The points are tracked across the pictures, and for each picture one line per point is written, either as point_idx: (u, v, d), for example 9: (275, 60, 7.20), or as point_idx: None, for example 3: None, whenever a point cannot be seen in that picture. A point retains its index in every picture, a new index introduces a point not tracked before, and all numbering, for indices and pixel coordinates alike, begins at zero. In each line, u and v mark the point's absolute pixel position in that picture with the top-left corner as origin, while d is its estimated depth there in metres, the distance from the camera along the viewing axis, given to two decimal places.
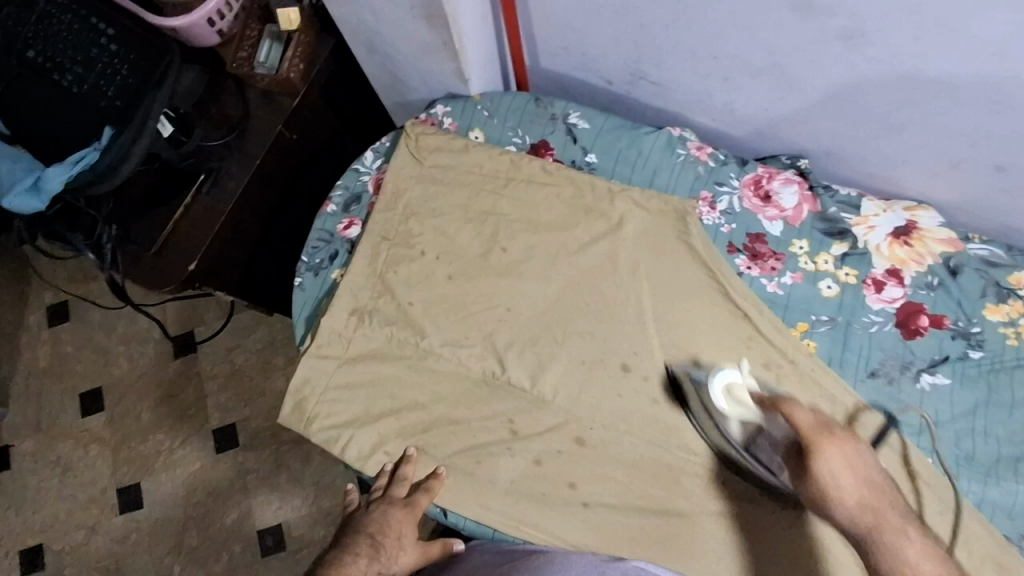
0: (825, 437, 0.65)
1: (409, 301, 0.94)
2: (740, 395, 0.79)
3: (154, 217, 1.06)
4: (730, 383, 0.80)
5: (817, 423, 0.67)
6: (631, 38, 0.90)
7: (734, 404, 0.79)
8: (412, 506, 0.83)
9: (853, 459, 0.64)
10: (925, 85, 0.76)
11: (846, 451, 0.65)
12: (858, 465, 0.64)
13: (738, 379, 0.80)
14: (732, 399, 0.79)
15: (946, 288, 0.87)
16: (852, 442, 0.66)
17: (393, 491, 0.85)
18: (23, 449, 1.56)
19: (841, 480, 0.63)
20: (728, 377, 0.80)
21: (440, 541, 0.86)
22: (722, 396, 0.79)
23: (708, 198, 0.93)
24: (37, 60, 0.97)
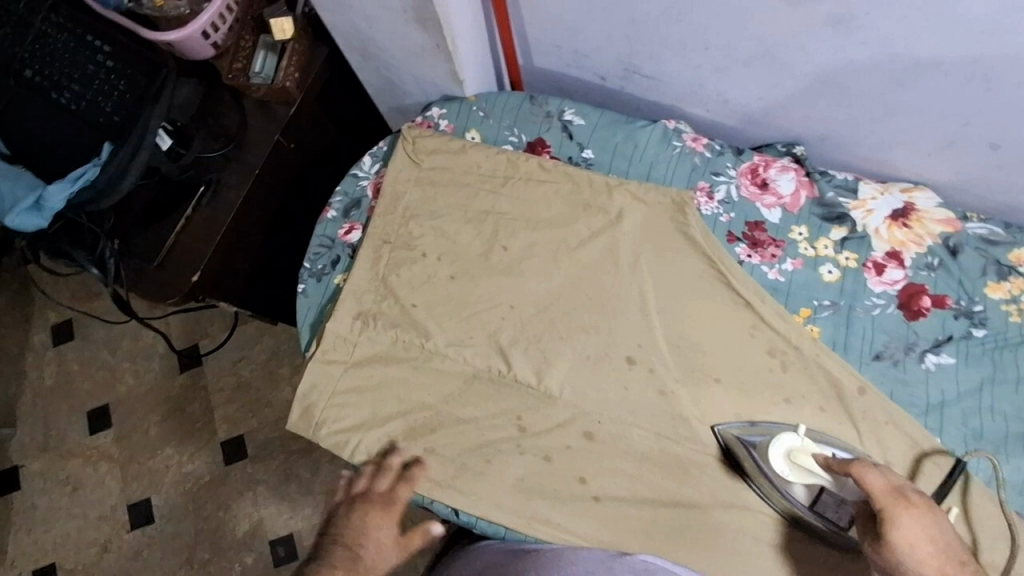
0: (900, 505, 0.69)
1: (413, 303, 0.94)
2: (801, 458, 0.81)
3: (158, 231, 1.06)
4: (790, 447, 0.82)
5: (890, 489, 0.70)
6: (622, 32, 0.90)
7: (798, 469, 0.81)
8: (392, 502, 0.83)
9: (927, 525, 0.68)
10: (917, 66, 0.76)
11: (919, 516, 0.68)
12: (931, 528, 0.68)
13: (797, 443, 0.82)
14: (795, 464, 0.81)
15: (947, 269, 0.87)
16: (926, 506, 0.69)
17: (374, 486, 0.84)
18: (32, 470, 1.56)
19: (919, 550, 0.67)
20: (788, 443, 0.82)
21: (420, 528, 0.80)
22: (783, 460, 0.82)
23: (706, 188, 0.94)
24: (34, 79, 0.96)
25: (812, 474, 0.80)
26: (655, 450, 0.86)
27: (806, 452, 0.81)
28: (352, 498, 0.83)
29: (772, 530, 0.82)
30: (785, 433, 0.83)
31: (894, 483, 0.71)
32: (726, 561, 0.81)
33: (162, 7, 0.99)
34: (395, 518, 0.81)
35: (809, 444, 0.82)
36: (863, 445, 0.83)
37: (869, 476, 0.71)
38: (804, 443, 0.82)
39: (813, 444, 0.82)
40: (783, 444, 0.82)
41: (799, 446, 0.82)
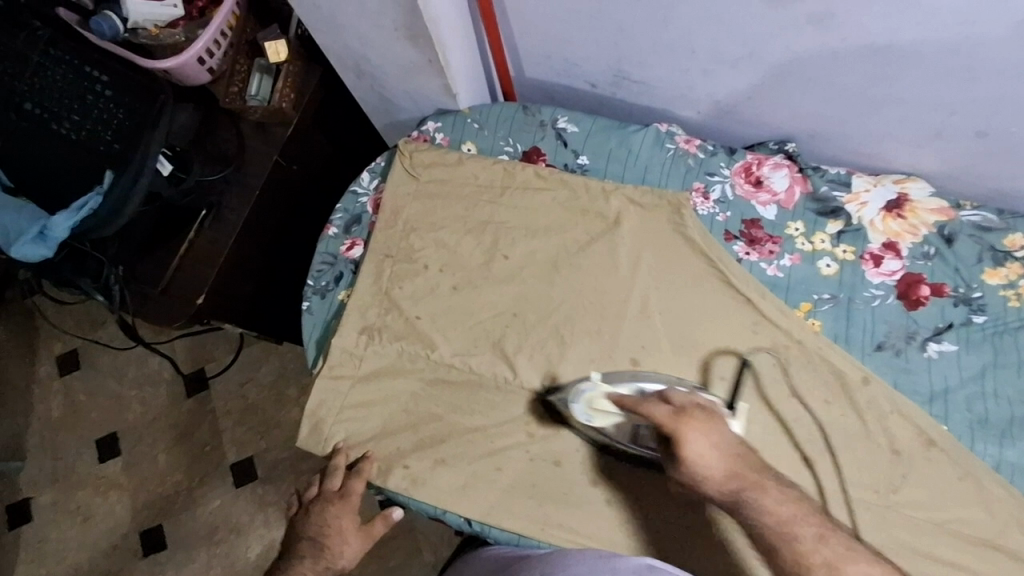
0: (686, 423, 0.71)
1: (417, 315, 0.95)
2: (600, 403, 0.83)
3: (159, 257, 1.08)
4: (590, 398, 0.84)
5: (673, 411, 0.73)
6: (610, 40, 0.92)
7: (599, 415, 0.83)
8: (347, 498, 0.89)
9: (709, 433, 0.71)
10: (900, 60, 0.78)
11: (700, 425, 0.71)
12: (716, 438, 0.71)
13: (594, 390, 0.84)
14: (596, 411, 0.83)
15: (943, 257, 0.88)
16: (705, 417, 0.72)
17: (327, 485, 0.90)
18: (43, 501, 1.56)
19: (708, 459, 0.69)
20: (588, 395, 0.84)
21: (379, 516, 0.91)
22: (588, 412, 0.84)
23: (701, 188, 0.95)
24: (35, 111, 0.97)
25: (613, 416, 0.83)
26: None
27: (603, 396, 0.84)
28: (309, 502, 0.92)
29: None
30: (580, 386, 0.85)
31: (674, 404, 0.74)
32: (740, 553, 0.82)
33: (157, 36, 1.02)
34: (352, 512, 0.89)
35: (604, 388, 0.84)
36: (869, 435, 0.84)
37: (654, 409, 0.73)
38: (597, 389, 0.84)
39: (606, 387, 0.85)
40: (580, 397, 0.84)
41: (596, 393, 0.84)
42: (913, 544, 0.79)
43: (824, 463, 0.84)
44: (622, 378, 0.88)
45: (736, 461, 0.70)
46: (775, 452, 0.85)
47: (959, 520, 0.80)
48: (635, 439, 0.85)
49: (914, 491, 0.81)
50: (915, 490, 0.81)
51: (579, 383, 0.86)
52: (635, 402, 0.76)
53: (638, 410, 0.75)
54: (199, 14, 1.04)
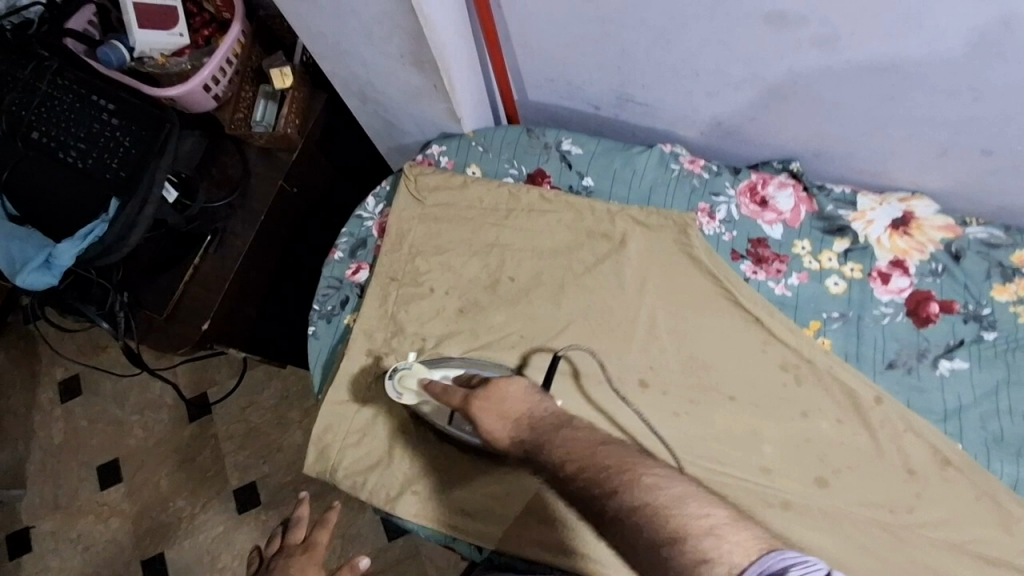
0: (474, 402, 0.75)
1: (423, 339, 0.95)
2: (409, 382, 0.88)
3: (163, 283, 1.07)
4: (403, 375, 0.89)
5: (467, 395, 0.77)
6: (614, 63, 0.93)
7: (407, 392, 0.88)
8: (309, 549, 0.88)
9: (497, 407, 0.74)
10: (902, 78, 0.78)
11: (489, 403, 0.74)
12: (501, 410, 0.73)
13: (408, 370, 0.89)
14: (406, 388, 0.88)
15: (952, 274, 0.88)
16: (497, 391, 0.75)
17: (291, 538, 0.91)
18: (43, 530, 1.54)
19: (493, 430, 0.73)
20: (401, 374, 0.89)
21: (345, 566, 0.86)
22: (402, 390, 0.89)
23: (707, 208, 0.95)
24: (42, 140, 0.99)
25: (420, 395, 0.88)
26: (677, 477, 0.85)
27: (414, 375, 0.89)
28: (272, 559, 0.90)
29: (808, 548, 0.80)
30: (398, 364, 0.90)
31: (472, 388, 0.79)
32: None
33: (164, 65, 1.04)
34: (315, 564, 0.86)
35: (419, 369, 0.89)
36: (883, 455, 0.83)
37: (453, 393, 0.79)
38: (412, 368, 0.89)
39: (421, 367, 0.89)
40: (394, 375, 0.89)
41: (410, 371, 0.89)
42: (934, 567, 0.78)
43: (839, 484, 0.82)
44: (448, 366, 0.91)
45: (520, 426, 0.71)
46: (786, 472, 0.84)
47: (979, 542, 0.78)
48: (452, 421, 0.88)
49: (932, 512, 0.80)
50: (932, 511, 0.80)
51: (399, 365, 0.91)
52: (436, 390, 0.81)
53: (441, 396, 0.81)
54: (204, 42, 1.07)
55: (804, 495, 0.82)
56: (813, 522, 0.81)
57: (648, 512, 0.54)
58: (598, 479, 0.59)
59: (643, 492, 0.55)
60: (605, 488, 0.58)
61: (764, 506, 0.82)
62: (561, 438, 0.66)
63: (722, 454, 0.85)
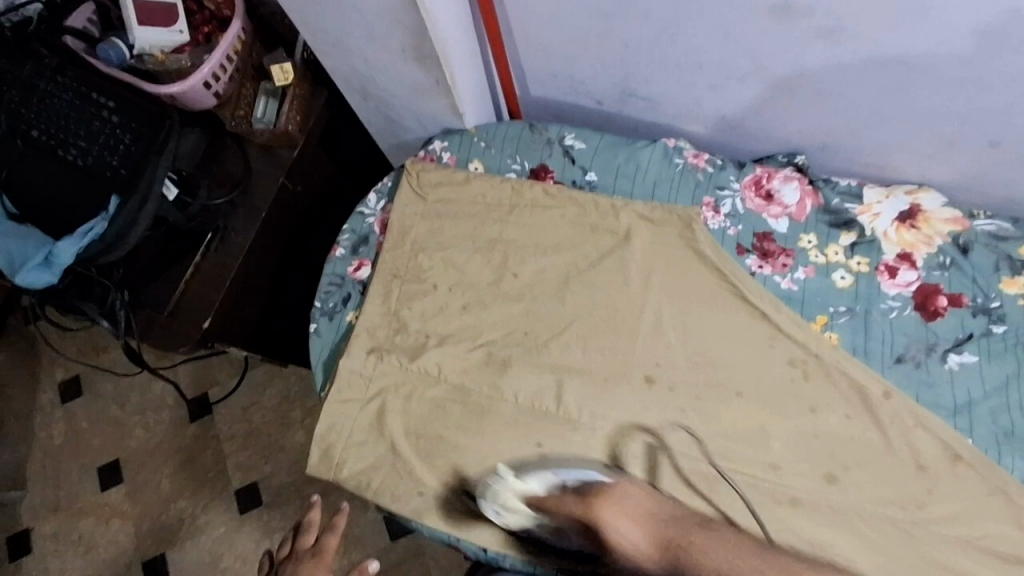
0: (598, 503, 0.79)
1: (426, 336, 0.94)
2: (511, 500, 0.82)
3: (163, 281, 1.06)
4: (499, 493, 0.82)
5: (585, 498, 0.80)
6: (618, 58, 0.92)
7: (510, 512, 0.82)
8: (319, 554, 0.92)
9: (628, 511, 0.78)
10: (909, 70, 0.78)
11: (614, 505, 0.78)
12: (631, 510, 0.78)
13: (506, 488, 0.83)
14: (507, 507, 0.82)
15: (960, 267, 0.87)
16: (619, 492, 0.79)
17: (301, 543, 0.94)
18: (44, 532, 1.53)
19: (624, 532, 0.77)
20: (498, 493, 0.82)
21: None
22: (503, 510, 0.82)
23: (711, 203, 0.94)
24: (42, 138, 0.99)
25: (524, 512, 0.83)
26: (685, 472, 0.84)
27: (514, 494, 0.82)
28: (284, 560, 0.94)
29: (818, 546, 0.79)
30: (491, 481, 0.83)
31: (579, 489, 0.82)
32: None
33: (164, 62, 1.04)
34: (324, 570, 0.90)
35: (516, 483, 0.83)
36: (892, 450, 0.82)
37: (563, 502, 0.81)
38: (510, 484, 0.83)
39: (518, 480, 0.83)
40: (490, 495, 0.82)
41: (507, 487, 0.83)
42: (946, 563, 0.77)
43: (849, 480, 0.81)
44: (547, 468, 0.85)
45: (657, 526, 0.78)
46: (795, 468, 0.83)
47: (990, 538, 0.77)
48: (558, 533, 0.84)
49: (944, 507, 0.79)
50: (944, 506, 0.79)
51: (488, 480, 0.84)
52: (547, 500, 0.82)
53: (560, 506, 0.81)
54: (204, 40, 1.06)
55: (812, 491, 0.82)
56: (823, 518, 0.80)
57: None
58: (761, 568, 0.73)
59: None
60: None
61: (772, 502, 0.81)
62: (714, 543, 0.76)
63: (729, 451, 0.84)
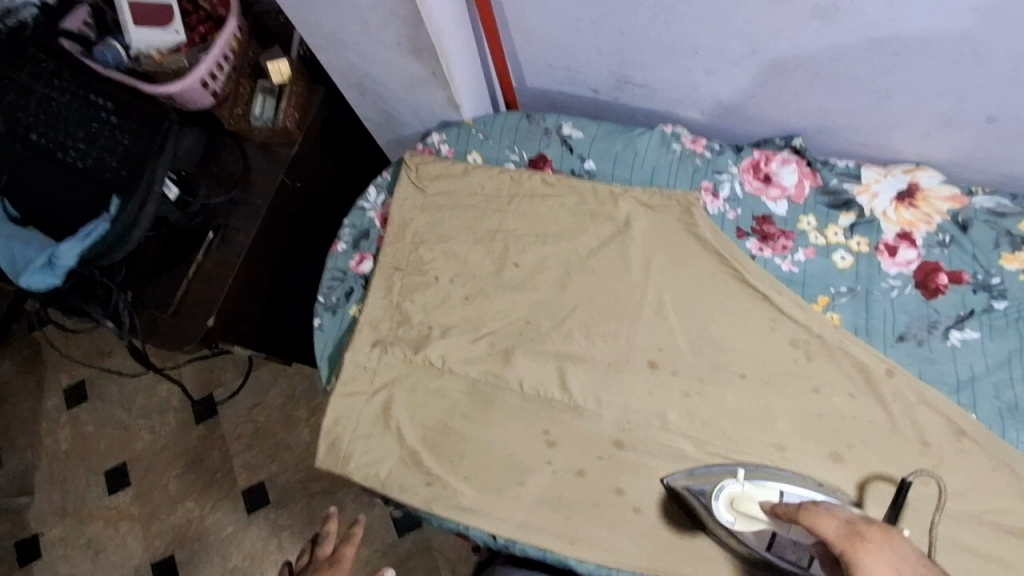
0: (858, 545, 0.64)
1: (430, 327, 0.94)
2: (744, 504, 0.79)
3: (165, 281, 1.06)
4: (733, 495, 0.80)
5: (842, 526, 0.66)
6: (613, 45, 0.92)
7: (742, 516, 0.79)
8: (337, 562, 0.90)
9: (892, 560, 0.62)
10: (905, 47, 0.78)
11: (882, 555, 0.63)
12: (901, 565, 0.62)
13: (740, 490, 0.80)
14: (741, 513, 0.79)
15: (960, 244, 0.87)
16: (885, 538, 0.64)
17: (317, 553, 0.92)
18: (51, 537, 1.54)
19: None
20: (733, 492, 0.80)
21: None
22: (730, 510, 0.79)
23: (710, 187, 0.95)
24: (40, 141, 0.99)
25: (759, 521, 0.78)
26: (690, 456, 0.85)
27: (747, 496, 0.79)
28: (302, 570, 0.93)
29: None
30: (724, 482, 0.81)
31: (845, 518, 0.67)
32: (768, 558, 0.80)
33: (161, 62, 1.03)
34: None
35: (750, 488, 0.80)
36: (896, 427, 0.82)
37: (823, 525, 0.67)
38: (743, 488, 0.80)
39: (753, 487, 0.80)
40: (722, 495, 0.80)
41: (741, 491, 0.80)
42: (953, 538, 0.77)
43: (853, 458, 0.82)
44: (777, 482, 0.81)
45: None
46: (800, 447, 0.83)
47: (996, 512, 0.78)
48: (773, 547, 0.78)
49: (948, 483, 0.79)
50: (950, 482, 0.79)
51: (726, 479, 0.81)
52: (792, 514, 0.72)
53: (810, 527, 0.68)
54: (200, 39, 1.06)
55: (816, 470, 0.82)
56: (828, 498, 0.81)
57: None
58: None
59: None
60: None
61: (779, 479, 0.81)
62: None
63: (733, 433, 0.85)
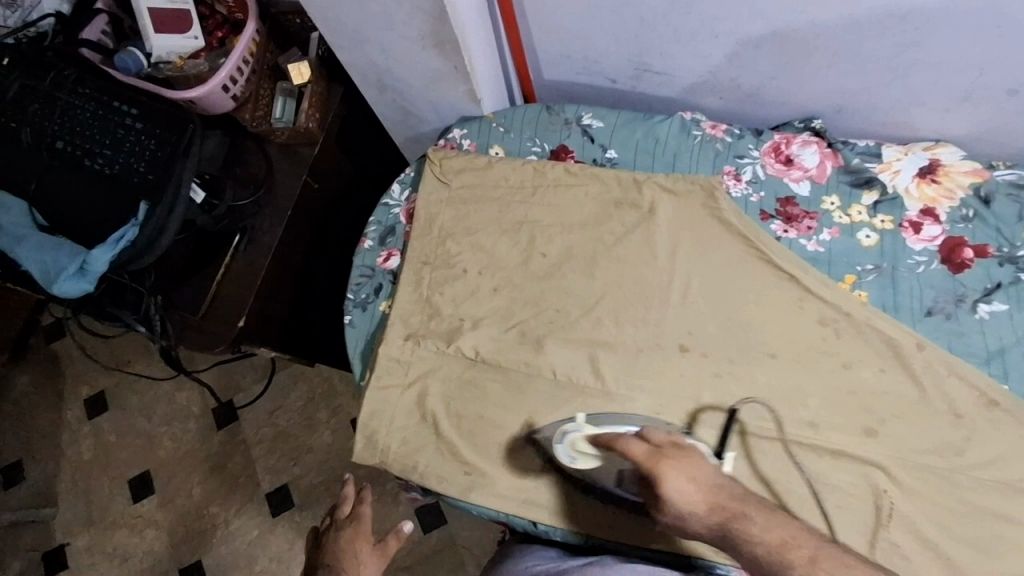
0: (662, 460, 0.68)
1: (461, 319, 0.95)
2: (583, 445, 0.79)
3: (195, 284, 1.07)
4: (574, 439, 0.80)
5: (650, 449, 0.69)
6: (632, 33, 0.93)
7: (581, 456, 0.80)
8: (358, 520, 0.96)
9: (690, 470, 0.68)
10: (925, 23, 0.79)
11: (681, 463, 0.68)
12: (697, 472, 0.68)
13: (579, 431, 0.80)
14: (578, 452, 0.79)
15: (983, 218, 0.88)
16: (684, 453, 0.69)
17: (338, 514, 0.98)
18: (78, 547, 1.55)
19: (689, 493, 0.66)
20: (574, 435, 0.80)
21: (392, 534, 0.96)
22: (570, 450, 0.80)
23: (732, 171, 0.96)
24: (67, 149, 1.00)
25: (596, 458, 0.79)
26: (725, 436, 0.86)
27: (586, 437, 0.79)
28: (324, 531, 0.98)
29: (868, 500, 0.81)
30: (566, 427, 0.81)
31: (650, 439, 0.71)
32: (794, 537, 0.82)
33: (182, 67, 1.04)
34: (364, 535, 0.94)
35: (589, 428, 0.80)
36: (928, 400, 0.83)
37: (633, 445, 0.70)
38: (584, 430, 0.80)
39: (592, 427, 0.80)
40: (564, 440, 0.80)
41: (582, 434, 0.80)
42: (986, 506, 0.79)
43: (887, 433, 0.83)
44: (604, 424, 0.85)
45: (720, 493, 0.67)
46: (833, 424, 0.84)
47: None
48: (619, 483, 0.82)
49: (981, 453, 0.81)
50: (983, 452, 0.81)
51: (565, 424, 0.82)
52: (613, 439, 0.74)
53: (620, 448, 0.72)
54: (218, 44, 1.07)
55: (851, 445, 0.83)
56: (842, 472, 0.83)
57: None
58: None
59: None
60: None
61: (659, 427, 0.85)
62: (771, 522, 0.66)
63: (766, 413, 0.86)
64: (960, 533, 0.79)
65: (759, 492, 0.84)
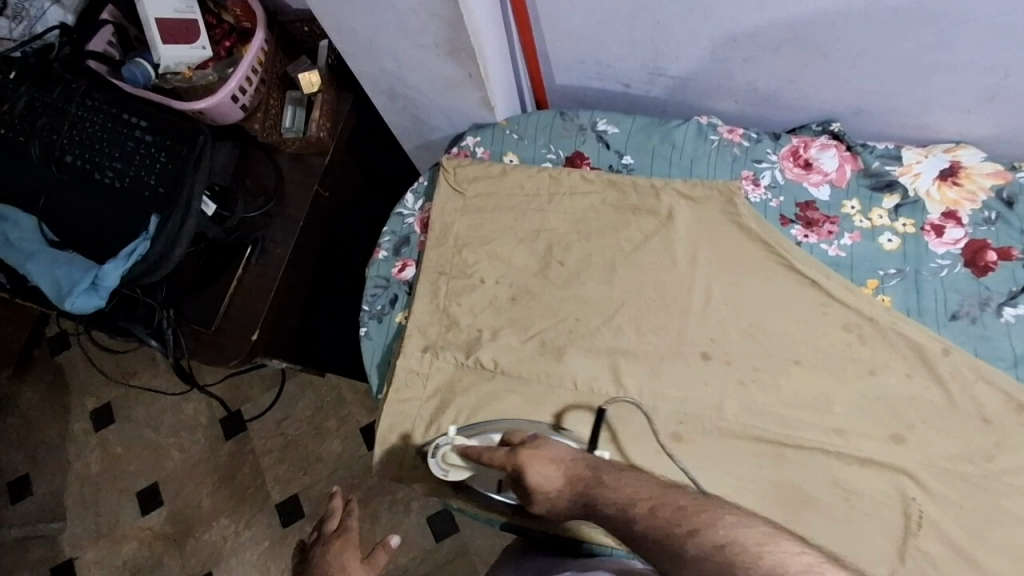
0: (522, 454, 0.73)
1: (478, 330, 0.94)
2: (452, 457, 0.84)
3: (207, 296, 1.06)
4: (445, 451, 0.84)
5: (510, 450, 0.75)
6: (649, 37, 0.92)
7: (453, 468, 0.84)
8: (347, 535, 0.87)
9: (547, 455, 0.72)
10: (948, 25, 0.78)
11: (538, 452, 0.73)
12: (554, 457, 0.72)
13: (448, 444, 0.85)
14: (449, 464, 0.84)
15: (1006, 221, 0.88)
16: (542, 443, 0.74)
17: (325, 529, 0.89)
18: (87, 560, 1.54)
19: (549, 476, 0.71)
20: (443, 448, 0.85)
21: (380, 548, 0.86)
22: (441, 464, 0.84)
23: (750, 176, 0.95)
24: (76, 163, 0.99)
25: (465, 469, 0.84)
26: (749, 445, 0.85)
27: (455, 449, 0.84)
28: (309, 550, 0.89)
29: (898, 507, 0.80)
30: (438, 441, 0.85)
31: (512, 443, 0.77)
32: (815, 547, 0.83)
33: (190, 78, 1.02)
34: (354, 547, 0.86)
35: (458, 440, 0.85)
36: (955, 406, 0.82)
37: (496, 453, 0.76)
38: (453, 442, 0.84)
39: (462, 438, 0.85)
40: (436, 453, 0.85)
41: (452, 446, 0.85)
42: (1017, 513, 0.78)
43: (915, 439, 0.82)
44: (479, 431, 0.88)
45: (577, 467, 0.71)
46: (858, 430, 0.83)
47: None
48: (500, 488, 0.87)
49: (1012, 458, 0.80)
50: (1013, 457, 0.80)
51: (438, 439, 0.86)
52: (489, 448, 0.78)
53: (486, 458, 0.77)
54: (226, 54, 1.05)
55: (878, 452, 0.82)
56: (870, 480, 0.82)
57: (736, 552, 0.57)
58: (674, 519, 0.61)
59: (725, 529, 0.58)
60: (684, 529, 0.60)
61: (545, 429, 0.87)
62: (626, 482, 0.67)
63: (789, 419, 0.85)
64: (990, 540, 0.78)
65: (779, 498, 0.82)
